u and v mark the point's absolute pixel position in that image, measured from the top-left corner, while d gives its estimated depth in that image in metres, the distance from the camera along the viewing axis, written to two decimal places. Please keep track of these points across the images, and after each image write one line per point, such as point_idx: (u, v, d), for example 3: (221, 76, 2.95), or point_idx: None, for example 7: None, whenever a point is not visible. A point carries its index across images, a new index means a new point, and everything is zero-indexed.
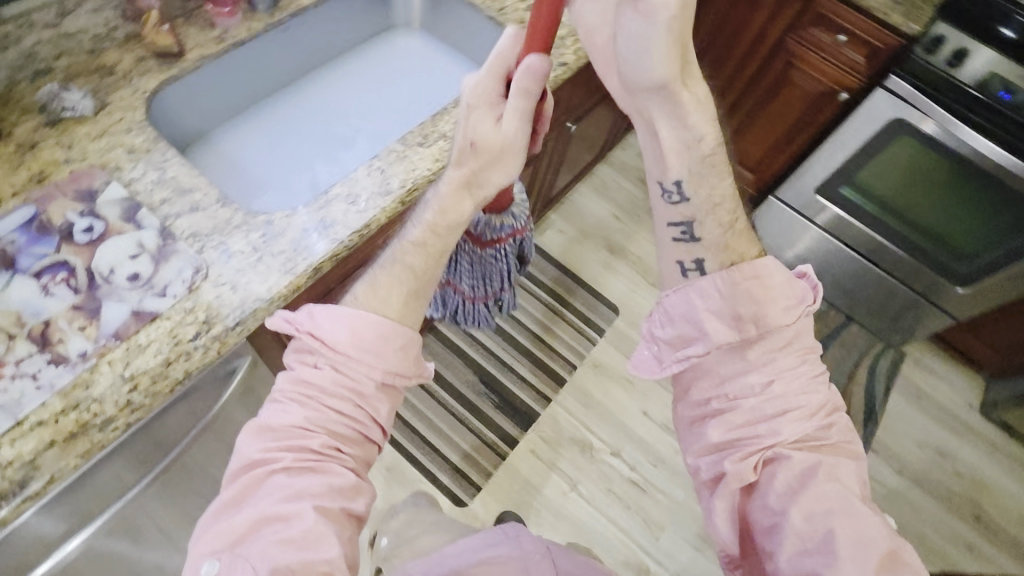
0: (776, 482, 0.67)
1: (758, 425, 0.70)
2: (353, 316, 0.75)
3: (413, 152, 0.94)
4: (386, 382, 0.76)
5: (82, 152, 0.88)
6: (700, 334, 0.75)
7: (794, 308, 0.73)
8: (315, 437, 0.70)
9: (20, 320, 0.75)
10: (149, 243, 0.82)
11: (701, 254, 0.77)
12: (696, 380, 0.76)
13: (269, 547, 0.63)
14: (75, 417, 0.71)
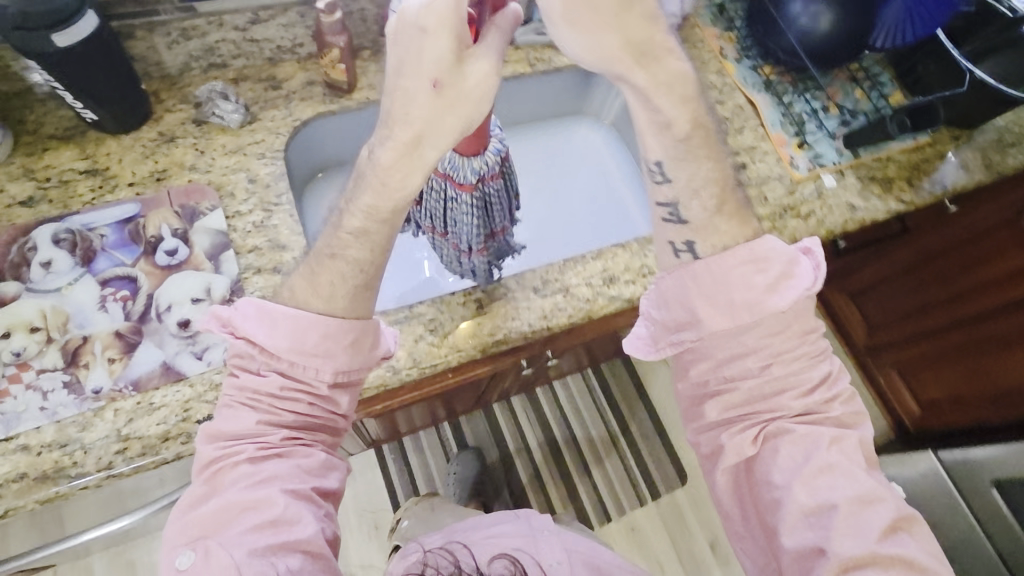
0: (813, 532, 0.58)
1: (773, 400, 0.63)
2: (301, 316, 0.62)
3: (523, 297, 0.85)
4: (343, 379, 0.65)
5: (208, 164, 0.83)
6: (691, 317, 0.65)
7: (793, 284, 0.63)
8: (275, 433, 0.61)
9: (64, 326, 0.71)
10: (217, 292, 0.76)
11: (688, 230, 0.66)
12: (718, 437, 0.64)
13: (245, 539, 0.56)
14: (57, 457, 0.66)
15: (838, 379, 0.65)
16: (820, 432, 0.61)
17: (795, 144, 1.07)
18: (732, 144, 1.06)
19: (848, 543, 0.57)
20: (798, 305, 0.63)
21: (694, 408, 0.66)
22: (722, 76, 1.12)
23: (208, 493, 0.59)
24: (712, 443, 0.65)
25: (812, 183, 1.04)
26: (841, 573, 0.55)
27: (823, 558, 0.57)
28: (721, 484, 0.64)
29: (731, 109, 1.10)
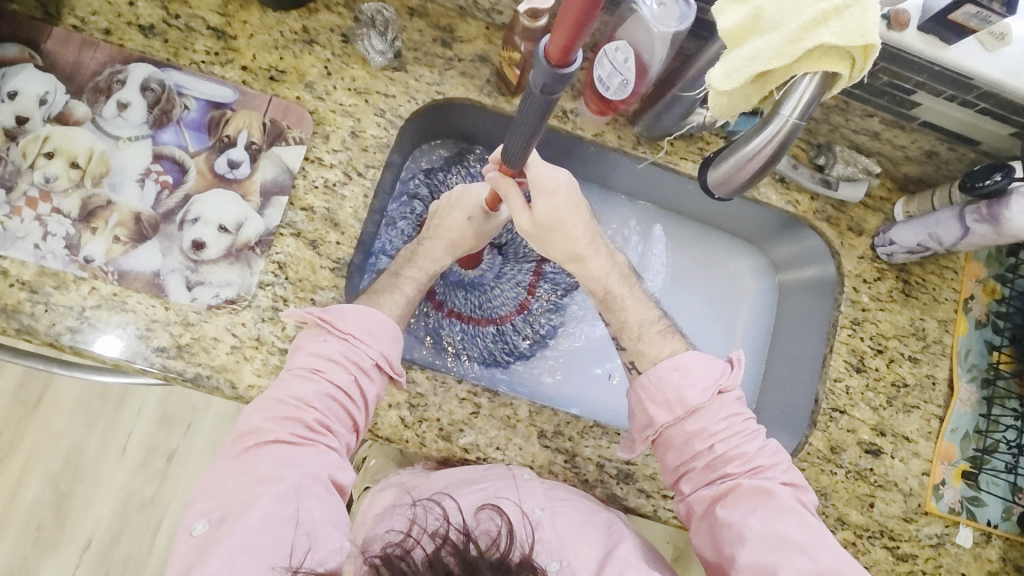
0: (769, 553, 0.55)
1: (722, 468, 0.61)
2: (363, 306, 0.64)
3: (523, 431, 0.72)
4: (384, 367, 0.63)
5: (325, 91, 0.73)
6: (646, 417, 0.65)
7: (710, 380, 0.63)
8: (313, 412, 0.58)
9: (100, 179, 0.67)
10: (245, 232, 0.69)
11: (630, 354, 0.70)
12: (694, 497, 0.62)
13: (262, 513, 0.52)
14: (20, 299, 0.64)
15: (775, 453, 0.62)
16: (770, 482, 0.59)
17: (959, 469, 0.81)
18: (884, 419, 0.81)
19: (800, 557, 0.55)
20: (725, 425, 0.62)
21: (669, 481, 0.65)
22: (943, 331, 0.85)
23: (239, 466, 0.56)
24: (686, 503, 0.63)
25: (941, 526, 0.80)
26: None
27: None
28: (705, 540, 0.61)
29: (919, 376, 0.83)
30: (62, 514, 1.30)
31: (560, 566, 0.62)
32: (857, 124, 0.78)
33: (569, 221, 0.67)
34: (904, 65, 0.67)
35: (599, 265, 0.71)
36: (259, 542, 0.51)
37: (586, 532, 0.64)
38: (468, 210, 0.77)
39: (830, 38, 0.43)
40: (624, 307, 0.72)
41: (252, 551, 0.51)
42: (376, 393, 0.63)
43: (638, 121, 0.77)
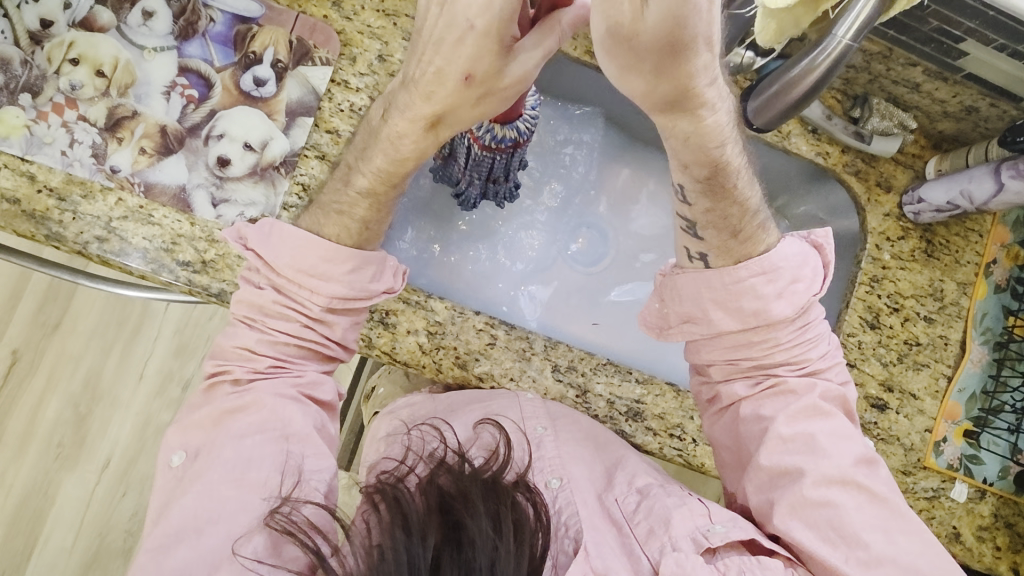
0: (794, 454, 0.58)
1: (767, 368, 0.62)
2: (301, 238, 0.59)
3: (537, 364, 0.74)
4: (340, 306, 0.60)
5: (353, 12, 0.71)
6: (703, 315, 0.63)
7: (800, 287, 0.61)
8: (263, 359, 0.59)
9: (125, 89, 0.67)
10: (269, 152, 0.68)
11: (706, 244, 0.62)
12: (726, 390, 0.64)
13: (239, 445, 0.55)
14: (48, 206, 0.64)
15: (831, 357, 0.64)
16: (813, 385, 0.61)
17: (961, 428, 0.83)
18: (893, 375, 0.82)
19: (824, 462, 0.58)
20: (796, 334, 0.62)
21: (701, 368, 0.66)
22: (960, 293, 0.84)
23: (207, 404, 0.59)
24: (713, 390, 0.65)
25: (938, 480, 0.82)
26: (816, 485, 0.56)
27: (797, 475, 0.57)
28: (723, 431, 0.65)
29: (932, 336, 0.83)
30: (82, 433, 1.34)
31: (559, 483, 0.63)
32: (898, 73, 0.76)
33: (693, 26, 0.41)
34: (955, 7, 0.65)
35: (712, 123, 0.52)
36: (243, 458, 0.54)
37: (587, 445, 0.66)
38: (462, 63, 0.50)
39: None
40: (727, 194, 0.59)
41: (231, 479, 0.53)
42: (354, 321, 0.62)
43: None
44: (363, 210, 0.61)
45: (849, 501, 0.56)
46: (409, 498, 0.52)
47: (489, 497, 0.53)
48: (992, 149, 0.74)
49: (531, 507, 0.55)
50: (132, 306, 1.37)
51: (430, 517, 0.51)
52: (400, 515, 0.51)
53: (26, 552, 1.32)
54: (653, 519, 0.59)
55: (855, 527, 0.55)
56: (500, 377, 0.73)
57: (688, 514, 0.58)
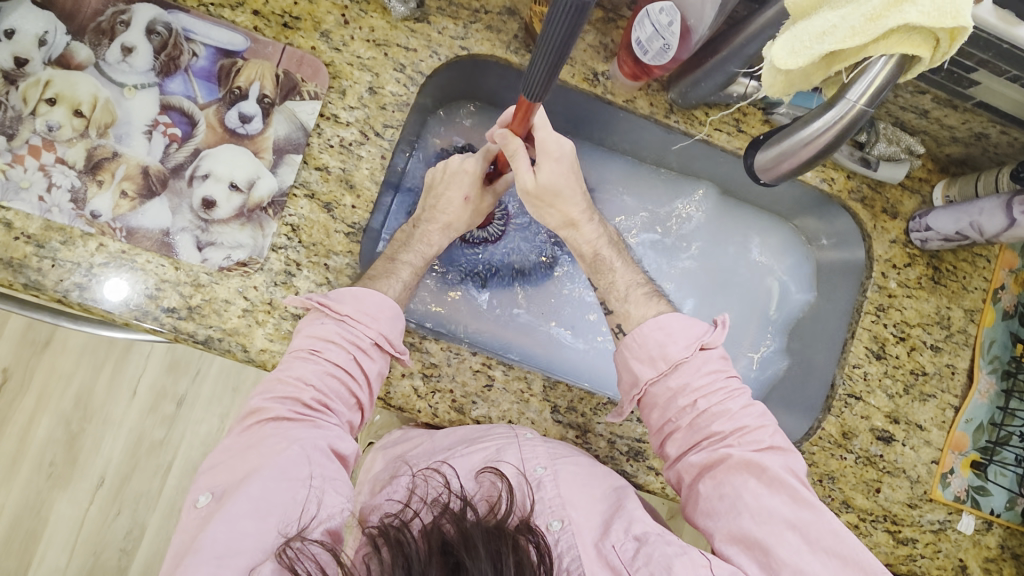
0: (762, 528, 0.55)
1: (708, 425, 0.60)
2: (363, 289, 0.62)
3: (536, 406, 0.72)
4: (384, 347, 0.61)
5: (342, 42, 0.68)
6: (632, 377, 0.65)
7: (689, 335, 0.63)
8: (309, 390, 0.56)
9: (104, 129, 0.64)
10: (256, 193, 0.66)
11: (619, 317, 0.69)
12: (682, 462, 0.61)
13: (265, 481, 0.50)
14: (26, 253, 0.62)
15: (761, 418, 0.61)
16: (761, 458, 0.57)
17: (969, 459, 0.82)
18: (899, 407, 0.81)
19: (789, 533, 0.54)
20: (709, 379, 0.61)
21: (659, 447, 0.65)
22: (968, 320, 0.83)
23: (243, 444, 0.54)
24: (675, 472, 0.63)
25: (944, 513, 0.81)
26: (789, 554, 0.53)
27: (761, 551, 0.54)
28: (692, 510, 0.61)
29: (939, 365, 0.82)
30: (74, 451, 1.33)
31: (562, 525, 0.59)
32: (907, 100, 0.73)
33: (564, 183, 0.67)
34: (969, 40, 0.62)
35: (591, 230, 0.72)
36: (264, 499, 0.49)
37: (590, 487, 0.63)
38: (463, 189, 0.72)
39: (918, 17, 0.41)
40: (611, 269, 0.71)
41: (255, 512, 0.48)
42: (381, 371, 0.61)
43: (674, 88, 0.74)
44: (397, 276, 0.68)
45: (824, 569, 0.53)
46: (413, 541, 0.51)
47: (491, 537, 0.52)
48: (1003, 179, 0.71)
49: (536, 550, 0.54)
50: None
51: (432, 560, 0.49)
52: (402, 556, 0.50)
53: (21, 572, 1.31)
54: (653, 565, 0.55)
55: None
56: (498, 419, 0.71)
57: (690, 563, 0.54)
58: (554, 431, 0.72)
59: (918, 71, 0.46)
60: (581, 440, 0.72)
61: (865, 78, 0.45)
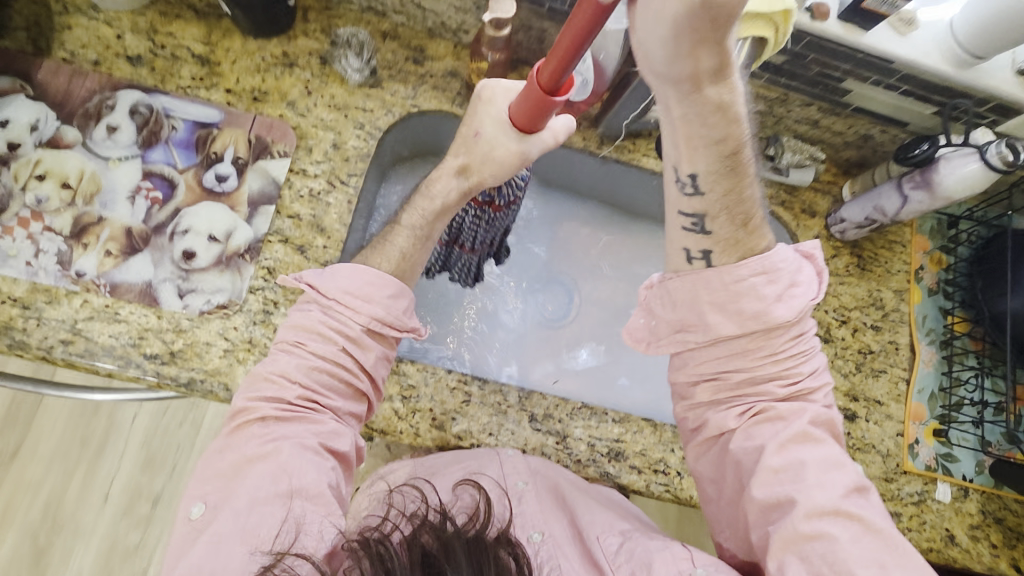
0: (783, 485, 0.54)
1: (760, 385, 0.58)
2: (355, 266, 0.60)
3: (514, 416, 0.75)
4: (376, 331, 0.59)
5: (306, 109, 0.78)
6: (699, 321, 0.58)
7: (797, 292, 0.57)
8: (293, 388, 0.55)
9: (90, 197, 0.70)
10: (234, 241, 0.72)
11: (716, 236, 0.57)
12: (714, 418, 0.59)
13: (250, 496, 0.51)
14: (13, 315, 0.65)
15: (819, 376, 0.60)
16: (802, 409, 0.57)
17: (930, 428, 0.86)
18: (855, 384, 0.86)
19: (816, 492, 0.53)
20: (793, 344, 0.57)
21: (684, 388, 0.61)
22: (899, 300, 0.90)
23: (227, 449, 0.54)
24: (699, 421, 0.60)
25: (920, 483, 0.84)
26: (809, 518, 0.52)
27: (789, 506, 0.53)
28: (709, 462, 0.60)
29: (883, 343, 0.88)
30: (40, 570, 1.24)
31: (542, 537, 0.63)
32: (798, 113, 0.85)
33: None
34: (829, 55, 0.73)
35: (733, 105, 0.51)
36: (247, 517, 0.50)
37: (569, 499, 0.67)
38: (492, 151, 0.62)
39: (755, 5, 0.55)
40: (745, 176, 0.55)
41: (237, 532, 0.49)
42: (383, 354, 0.60)
43: (601, 122, 0.83)
44: None
45: (846, 533, 0.51)
46: (394, 553, 0.49)
47: (473, 550, 0.50)
48: (893, 167, 0.81)
49: (514, 561, 0.52)
50: (96, 423, 1.32)
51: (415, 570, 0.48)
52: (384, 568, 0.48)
53: None
54: (634, 562, 0.60)
55: (856, 565, 0.49)
56: (480, 433, 0.73)
57: (671, 558, 0.58)
58: (534, 438, 0.74)
59: (768, 53, 0.61)
60: (562, 445, 0.75)
61: (730, 59, 0.59)
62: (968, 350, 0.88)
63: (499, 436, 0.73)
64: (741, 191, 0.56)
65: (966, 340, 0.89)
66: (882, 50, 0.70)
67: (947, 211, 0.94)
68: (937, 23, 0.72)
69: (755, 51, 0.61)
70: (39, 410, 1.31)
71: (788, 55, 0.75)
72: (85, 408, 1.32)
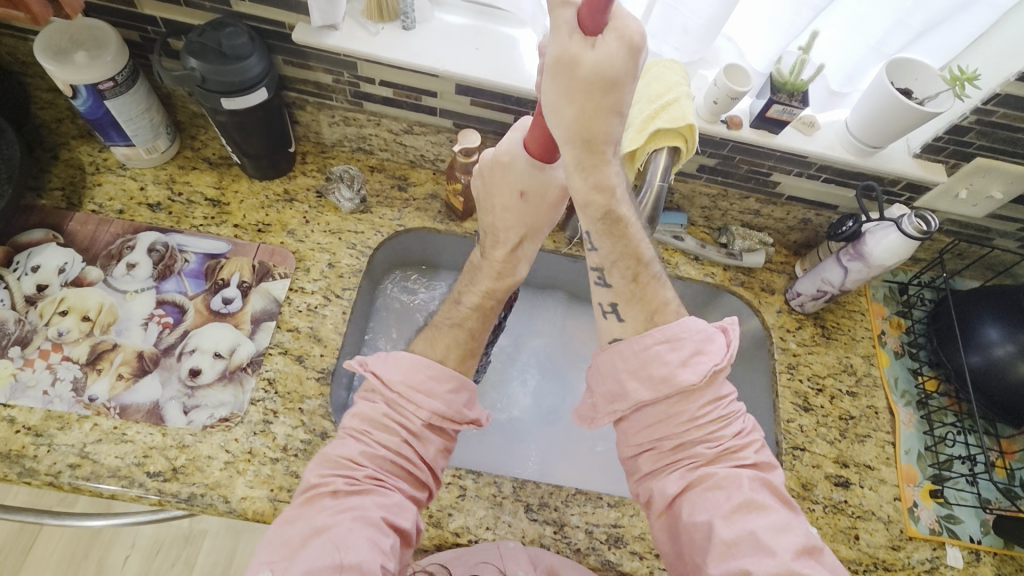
0: (738, 556, 0.51)
1: (690, 448, 0.58)
2: (417, 358, 0.61)
3: (509, 506, 0.75)
4: (438, 426, 0.59)
5: (304, 235, 0.88)
6: (622, 390, 0.61)
7: (704, 358, 0.58)
8: (363, 468, 0.56)
9: (107, 327, 0.77)
10: (237, 356, 0.77)
11: (616, 295, 0.64)
12: (658, 488, 0.58)
13: (313, 566, 0.49)
14: (25, 443, 0.69)
15: (749, 434, 0.60)
16: (738, 472, 0.56)
17: (926, 490, 0.86)
18: (843, 450, 0.87)
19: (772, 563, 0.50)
20: (712, 405, 0.58)
21: (630, 461, 0.61)
22: (868, 364, 0.95)
23: (300, 517, 0.53)
24: (646, 491, 0.59)
25: (930, 549, 0.82)
26: None
27: None
28: (665, 534, 0.58)
29: (862, 408, 0.91)
30: None
31: None
32: (739, 205, 0.97)
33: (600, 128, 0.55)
34: (753, 154, 0.87)
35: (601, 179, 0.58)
36: None
37: None
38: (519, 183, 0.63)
39: (663, 123, 0.68)
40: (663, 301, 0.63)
41: None
42: (443, 447, 0.60)
43: (567, 226, 0.93)
44: None
45: None
46: None
47: None
48: (832, 245, 0.91)
49: None
50: (85, 570, 1.27)
51: None
52: None
53: None
54: None
55: None
56: (475, 529, 0.73)
57: None
58: (530, 528, 0.75)
59: (684, 160, 0.72)
60: (559, 535, 0.75)
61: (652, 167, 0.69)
62: (943, 409, 0.91)
63: (496, 529, 0.74)
64: (628, 240, 0.62)
65: (939, 400, 0.92)
66: (796, 147, 0.83)
67: (895, 278, 1.02)
68: (836, 123, 0.86)
69: (674, 159, 0.72)
70: (27, 560, 1.27)
71: (719, 158, 0.88)
72: (75, 554, 1.28)
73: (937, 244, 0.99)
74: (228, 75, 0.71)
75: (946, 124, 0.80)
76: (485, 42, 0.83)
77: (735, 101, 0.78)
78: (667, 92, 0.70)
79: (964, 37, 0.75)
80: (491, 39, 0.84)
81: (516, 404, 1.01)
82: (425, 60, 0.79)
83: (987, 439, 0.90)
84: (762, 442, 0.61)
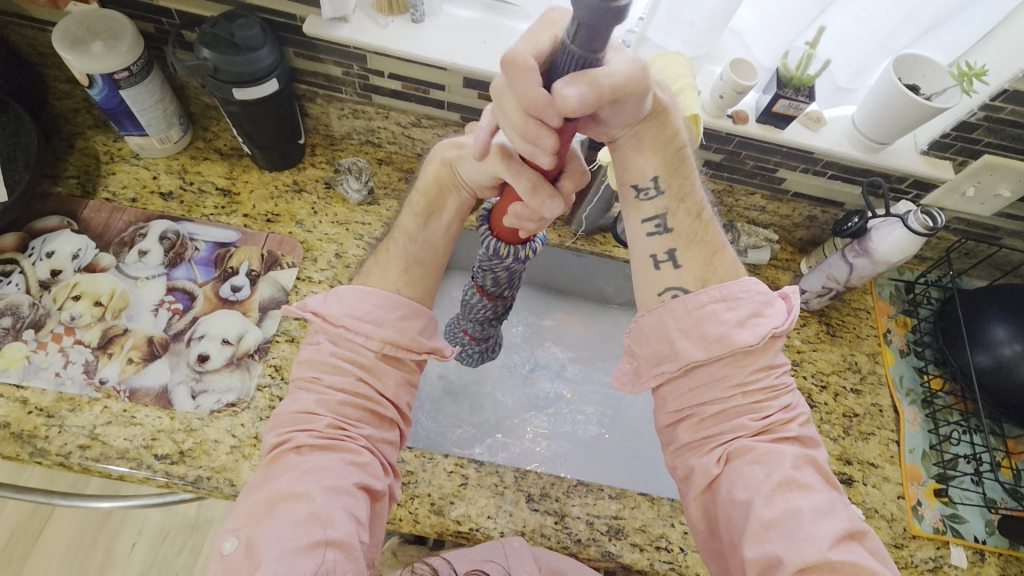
0: (774, 541, 0.51)
1: (733, 419, 0.58)
2: (361, 289, 0.60)
3: (510, 495, 0.76)
4: (391, 354, 0.59)
5: (313, 226, 0.89)
6: (672, 349, 0.60)
7: (761, 322, 0.59)
8: (320, 419, 0.56)
9: (118, 312, 0.78)
10: (244, 343, 0.78)
11: (674, 239, 0.60)
12: (698, 465, 0.58)
13: (285, 530, 0.50)
14: (37, 423, 0.70)
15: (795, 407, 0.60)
16: (781, 451, 0.56)
17: (930, 488, 0.85)
18: (846, 447, 0.87)
19: (809, 549, 0.50)
20: (761, 372, 0.58)
21: (667, 431, 0.62)
22: (874, 362, 0.94)
23: (269, 481, 0.54)
24: (684, 468, 0.60)
25: (933, 548, 0.81)
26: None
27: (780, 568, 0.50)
28: (697, 513, 0.59)
29: (867, 406, 0.91)
30: None
31: None
32: (745, 201, 0.97)
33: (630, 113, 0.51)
34: (760, 150, 0.87)
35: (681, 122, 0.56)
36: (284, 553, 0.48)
37: None
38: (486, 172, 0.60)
39: None
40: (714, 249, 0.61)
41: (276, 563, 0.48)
42: (404, 378, 0.60)
43: (573, 221, 0.94)
44: None
45: None
46: None
47: None
48: (839, 242, 0.91)
49: None
50: (94, 556, 1.29)
51: None
52: None
53: None
54: None
55: None
56: (477, 518, 0.74)
57: None
58: (531, 517, 0.75)
59: None
60: (559, 525, 0.75)
61: None
62: (948, 408, 0.91)
63: (497, 518, 0.74)
64: (693, 187, 0.59)
65: (945, 397, 0.92)
66: (802, 143, 0.83)
67: (902, 278, 1.02)
68: (841, 121, 0.86)
69: None
70: (38, 543, 1.29)
71: (725, 154, 0.89)
72: (84, 540, 1.30)
73: (945, 243, 0.99)
74: (240, 66, 0.72)
75: (953, 120, 0.79)
76: (492, 36, 0.84)
77: (741, 95, 0.78)
78: (672, 82, 0.71)
79: (971, 33, 0.75)
80: (498, 33, 0.85)
81: (519, 397, 1.02)
82: (433, 53, 0.80)
83: (993, 438, 0.90)
84: (807, 416, 0.60)
